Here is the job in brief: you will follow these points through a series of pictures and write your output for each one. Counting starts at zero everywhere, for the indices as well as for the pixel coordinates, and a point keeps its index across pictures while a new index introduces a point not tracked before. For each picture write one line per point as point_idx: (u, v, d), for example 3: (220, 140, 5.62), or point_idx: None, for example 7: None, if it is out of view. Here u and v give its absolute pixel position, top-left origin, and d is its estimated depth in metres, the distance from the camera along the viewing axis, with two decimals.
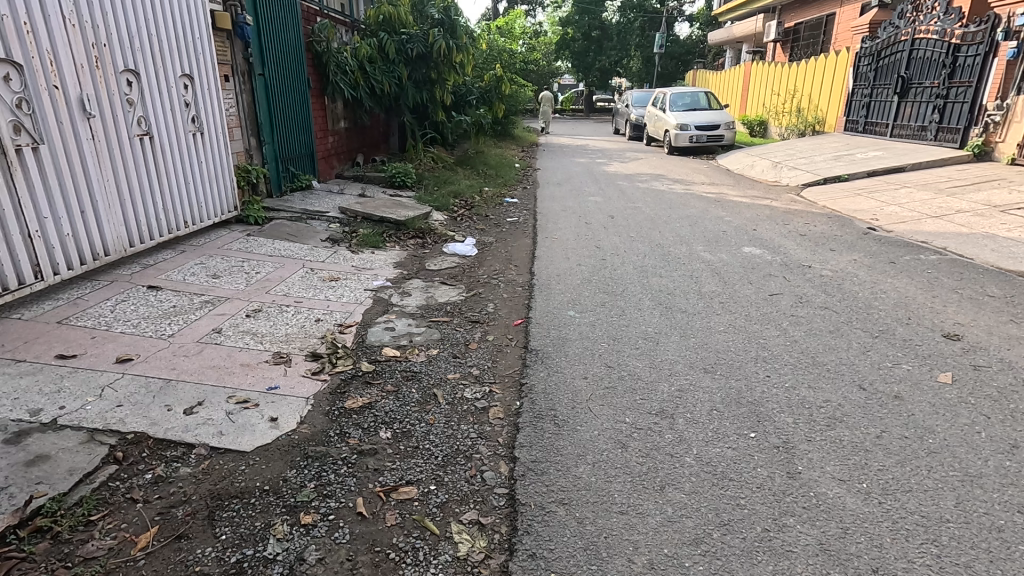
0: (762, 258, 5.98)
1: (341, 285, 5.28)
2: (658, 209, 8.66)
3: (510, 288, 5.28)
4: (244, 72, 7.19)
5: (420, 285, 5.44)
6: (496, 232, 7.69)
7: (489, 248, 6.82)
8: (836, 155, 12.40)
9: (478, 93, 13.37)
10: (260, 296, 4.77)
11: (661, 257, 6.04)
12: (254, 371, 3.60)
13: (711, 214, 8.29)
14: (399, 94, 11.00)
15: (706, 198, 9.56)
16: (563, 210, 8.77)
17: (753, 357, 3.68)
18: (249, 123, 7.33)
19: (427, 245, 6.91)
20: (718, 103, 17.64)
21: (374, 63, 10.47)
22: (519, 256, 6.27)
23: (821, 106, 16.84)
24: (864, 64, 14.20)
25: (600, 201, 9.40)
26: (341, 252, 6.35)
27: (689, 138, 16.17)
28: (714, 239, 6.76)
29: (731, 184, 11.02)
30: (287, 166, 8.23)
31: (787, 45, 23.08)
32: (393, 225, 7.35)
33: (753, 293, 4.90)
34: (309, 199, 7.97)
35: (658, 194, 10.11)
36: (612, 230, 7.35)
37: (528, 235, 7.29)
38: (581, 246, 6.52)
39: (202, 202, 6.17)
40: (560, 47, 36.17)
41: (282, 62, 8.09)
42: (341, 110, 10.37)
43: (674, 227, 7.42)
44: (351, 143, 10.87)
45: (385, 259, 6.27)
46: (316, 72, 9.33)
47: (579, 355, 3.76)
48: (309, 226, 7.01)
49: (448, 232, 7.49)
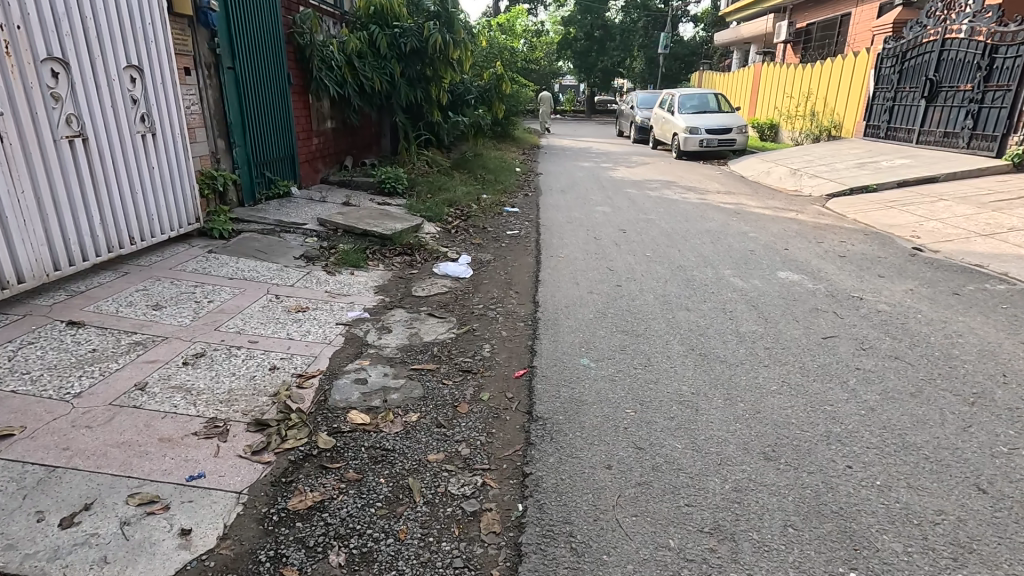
0: (803, 286, 5.17)
1: (309, 318, 4.44)
2: (673, 222, 7.84)
3: (509, 323, 4.45)
4: (211, 64, 6.34)
5: (403, 318, 4.60)
6: (493, 248, 6.85)
7: (487, 268, 5.99)
8: (859, 163, 11.59)
9: (477, 92, 12.44)
10: (206, 335, 3.93)
11: (685, 283, 5.23)
12: (175, 449, 2.76)
13: (733, 228, 7.49)
14: (392, 93, 10.15)
15: (725, 209, 8.74)
16: (568, 222, 7.94)
17: (823, 433, 2.87)
18: (217, 123, 6.48)
19: (416, 264, 6.07)
20: (728, 106, 16.84)
21: (364, 58, 9.63)
22: (520, 281, 5.44)
23: (838, 110, 16.03)
24: (886, 66, 13.42)
25: (608, 212, 8.58)
26: (316, 273, 5.51)
27: (698, 143, 15.36)
28: (743, 261, 5.94)
29: (749, 194, 10.20)
30: (263, 170, 7.40)
31: (798, 46, 22.30)
32: (378, 239, 6.50)
33: (802, 334, 4.09)
34: (286, 209, 7.12)
35: (672, 204, 9.30)
36: (625, 247, 6.52)
37: (530, 253, 6.46)
38: (592, 268, 5.70)
39: (155, 214, 5.32)
40: (562, 47, 35.30)
41: (257, 55, 7.25)
42: (327, 109, 9.55)
43: (694, 244, 6.59)
44: (338, 144, 10.05)
45: (365, 282, 5.43)
46: (299, 67, 8.50)
47: (599, 431, 2.93)
48: (282, 241, 6.17)
49: (440, 248, 6.66)
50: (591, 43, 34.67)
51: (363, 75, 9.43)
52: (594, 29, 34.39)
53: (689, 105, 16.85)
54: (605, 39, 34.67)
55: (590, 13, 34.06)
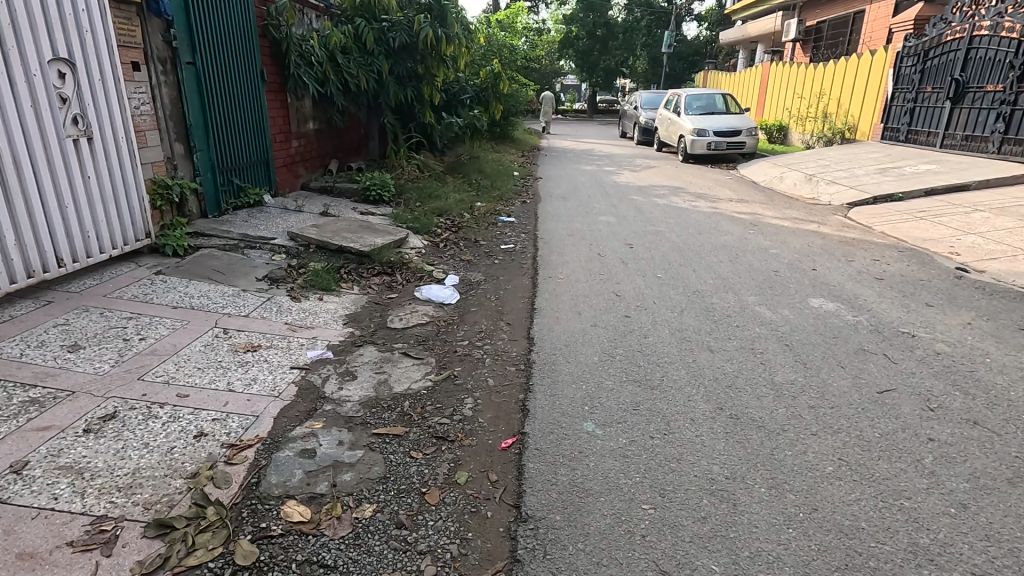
0: (841, 317, 4.44)
1: (259, 360, 3.72)
2: (684, 235, 7.12)
3: (498, 367, 3.72)
4: (167, 58, 5.63)
5: (371, 360, 3.87)
6: (485, 266, 6.14)
7: (476, 291, 5.28)
8: (879, 168, 10.86)
9: (473, 91, 11.70)
10: (124, 387, 3.22)
11: (705, 314, 4.50)
12: (34, 572, 2.04)
13: (751, 242, 6.77)
14: (379, 92, 9.44)
15: (740, 220, 8.01)
16: (569, 234, 7.22)
17: (907, 549, 2.15)
18: (175, 124, 5.76)
19: (395, 287, 5.35)
20: (737, 107, 16.11)
21: (349, 53, 8.92)
22: (513, 309, 4.72)
23: (852, 111, 15.29)
24: (906, 65, 12.71)
25: (612, 222, 7.88)
26: (278, 298, 4.79)
27: (706, 145, 14.63)
28: (768, 285, 5.21)
29: (764, 202, 9.47)
30: (229, 176, 6.69)
31: (808, 45, 21.57)
32: (355, 256, 5.79)
33: (853, 387, 3.36)
34: (255, 221, 6.40)
35: (681, 213, 8.58)
36: (633, 266, 5.80)
37: (526, 272, 5.74)
38: (596, 293, 4.98)
39: (90, 231, 4.60)
40: (563, 45, 34.27)
41: (222, 49, 6.54)
42: (308, 108, 8.85)
43: (710, 263, 5.87)
44: (321, 148, 9.36)
45: (335, 310, 4.71)
46: (275, 63, 7.79)
47: (607, 543, 2.21)
48: (244, 260, 5.45)
49: (425, 265, 5.94)
50: (593, 41, 33.93)
51: (347, 72, 8.71)
52: (596, 27, 33.63)
53: (696, 106, 16.13)
54: (607, 38, 33.93)
55: (592, 11, 33.31)
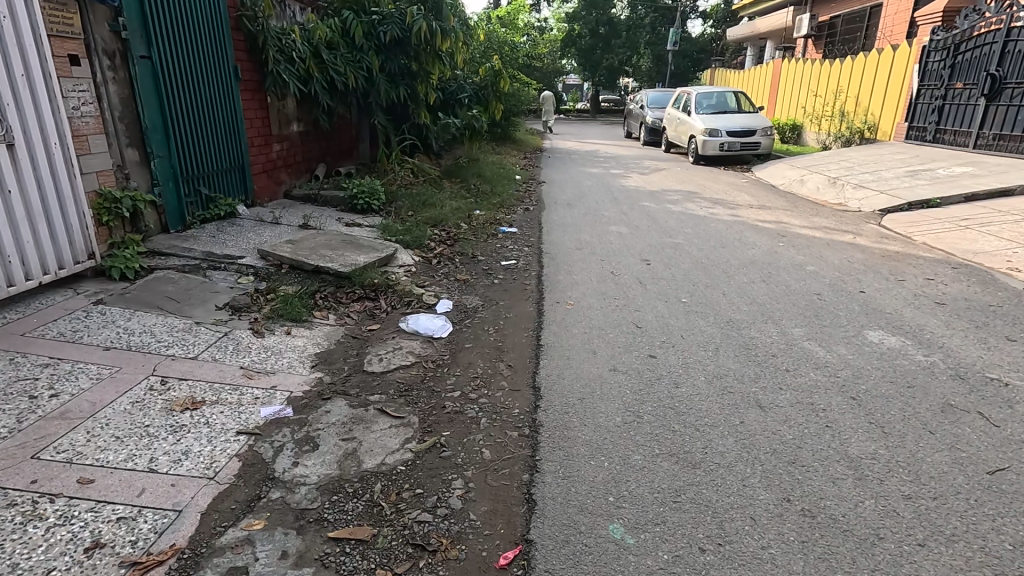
0: (910, 357, 3.70)
1: (198, 423, 2.98)
2: (706, 249, 6.37)
3: (496, 431, 2.97)
4: (116, 51, 4.91)
5: (339, 421, 3.12)
6: (483, 287, 5.40)
7: (473, 321, 4.54)
8: (910, 170, 10.09)
9: (472, 90, 10.96)
10: (10, 471, 2.48)
11: (745, 354, 3.76)
12: None
13: (783, 258, 6.02)
14: (369, 90, 8.72)
15: (766, 231, 7.25)
16: (576, 248, 6.47)
17: None
18: (126, 127, 5.03)
19: (378, 315, 4.62)
20: (750, 105, 15.34)
21: (335, 48, 8.18)
22: (515, 347, 3.98)
23: (873, 109, 14.48)
24: (934, 60, 11.98)
25: (623, 233, 7.14)
26: (237, 333, 4.05)
27: (718, 146, 13.88)
28: (813, 313, 4.46)
29: (788, 209, 8.72)
30: (196, 185, 5.96)
31: (821, 41, 20.76)
32: (334, 278, 5.05)
33: (955, 464, 2.61)
34: (223, 236, 5.67)
35: (700, 222, 7.83)
36: (653, 288, 5.06)
37: (530, 296, 5.00)
38: (613, 324, 4.23)
39: (10, 255, 3.87)
40: (566, 44, 33.63)
41: (185, 41, 5.79)
42: (291, 109, 8.13)
43: (741, 285, 5.13)
44: (306, 152, 8.65)
45: (304, 348, 3.97)
46: (252, 58, 7.05)
47: None
48: (205, 285, 4.72)
49: (414, 287, 5.21)
50: (596, 40, 33.12)
51: (332, 69, 7.97)
52: (599, 25, 32.80)
53: (707, 104, 15.35)
54: (610, 37, 33.14)
55: (595, 9, 32.47)
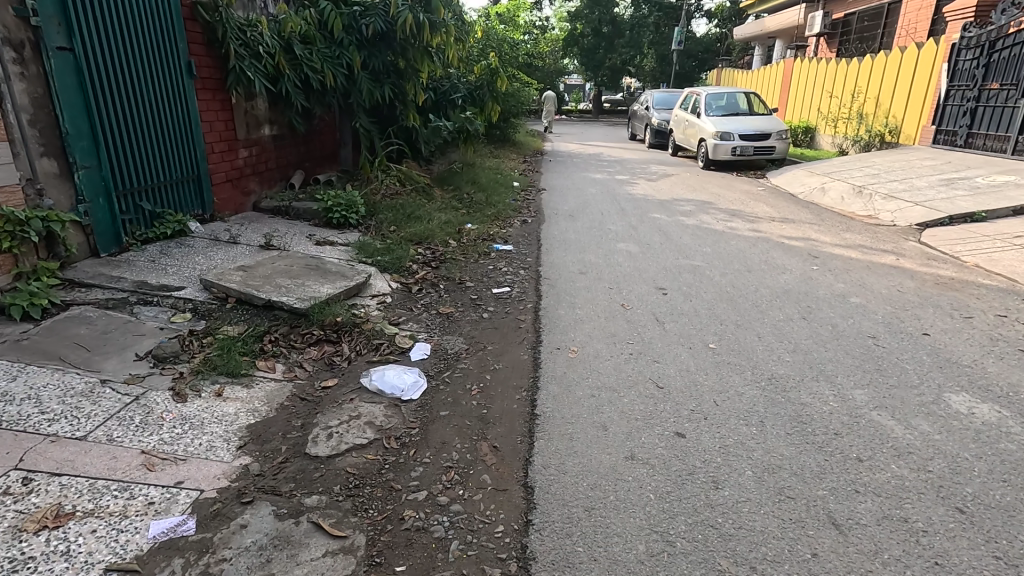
0: (1016, 438, 2.85)
1: (52, 555, 2.13)
2: (730, 274, 5.53)
3: (470, 568, 2.14)
4: (24, 41, 4.08)
5: (256, 544, 2.27)
6: (470, 323, 4.54)
7: (454, 373, 3.69)
8: (945, 179, 9.24)
9: (466, 90, 10.11)
10: None
11: (801, 432, 2.91)
12: None
13: (821, 286, 5.17)
14: (350, 90, 7.86)
15: (795, 250, 6.40)
16: (579, 272, 5.63)
17: None
18: (40, 133, 4.20)
19: (337, 366, 3.78)
20: (763, 107, 14.47)
21: (311, 43, 7.33)
22: (503, 417, 3.12)
23: (895, 111, 13.58)
24: (964, 58, 11.16)
25: (633, 252, 6.30)
26: (153, 396, 3.21)
27: (730, 150, 13.02)
28: (873, 367, 3.61)
29: (814, 222, 7.87)
30: (135, 200, 5.13)
31: (835, 39, 19.86)
32: (289, 315, 4.20)
33: None
34: (165, 261, 4.82)
35: (718, 238, 6.99)
36: (673, 328, 4.22)
37: (525, 338, 4.15)
38: (627, 385, 3.38)
39: None
40: (568, 44, 32.71)
41: (120, 30, 4.95)
42: (261, 110, 7.28)
43: (778, 325, 4.28)
44: (281, 157, 7.82)
45: (235, 417, 3.13)
46: (212, 53, 6.19)
47: None
48: (128, 326, 3.88)
49: (386, 325, 4.36)
50: (598, 39, 32.17)
51: (307, 66, 7.12)
52: (602, 24, 31.88)
53: (718, 106, 14.50)
54: (614, 36, 32.18)
55: (598, 7, 31.51)
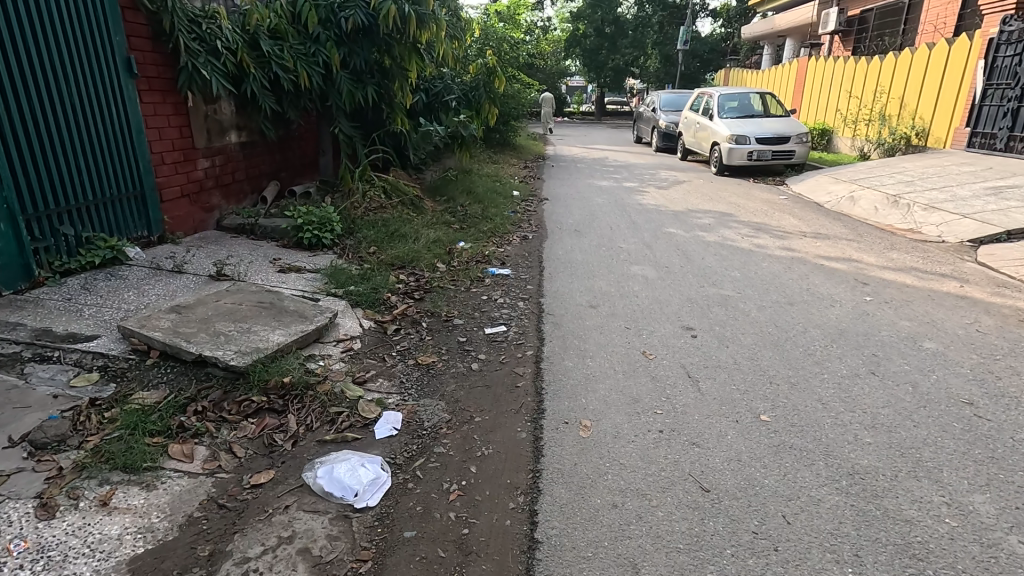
0: None
1: None
2: (767, 308, 4.66)
3: None
4: None
5: None
6: (455, 379, 3.65)
7: (429, 460, 2.81)
8: (991, 187, 8.35)
9: (460, 91, 9.26)
10: None
11: None
12: None
13: (882, 325, 4.28)
14: (327, 91, 7.00)
15: (838, 275, 5.50)
16: (588, 305, 4.75)
17: None
18: None
19: (278, 449, 2.90)
20: (780, 108, 13.55)
21: (282, 38, 6.47)
22: (491, 546, 2.25)
23: (923, 112, 12.71)
24: (1002, 55, 10.50)
25: (649, 278, 5.42)
26: (8, 511, 2.33)
27: (746, 155, 12.13)
28: (985, 454, 2.73)
29: (851, 238, 6.98)
30: (54, 222, 4.35)
31: (850, 37, 18.90)
32: (225, 374, 3.32)
33: None
34: (84, 301, 3.95)
35: (746, 259, 6.10)
36: (710, 390, 3.34)
37: (524, 404, 3.27)
38: (659, 488, 2.51)
39: None
40: (570, 44, 31.90)
41: (27, 21, 4.10)
42: (226, 114, 6.43)
43: (842, 383, 3.39)
44: (251, 167, 6.98)
45: (116, 544, 2.23)
46: (159, 49, 5.32)
47: None
48: (10, 394, 3.01)
49: (349, 384, 3.47)
50: (601, 39, 31.28)
51: (276, 64, 6.25)
52: (605, 24, 31.07)
53: (731, 108, 13.60)
54: (617, 36, 31.28)
55: (600, 8, 30.66)
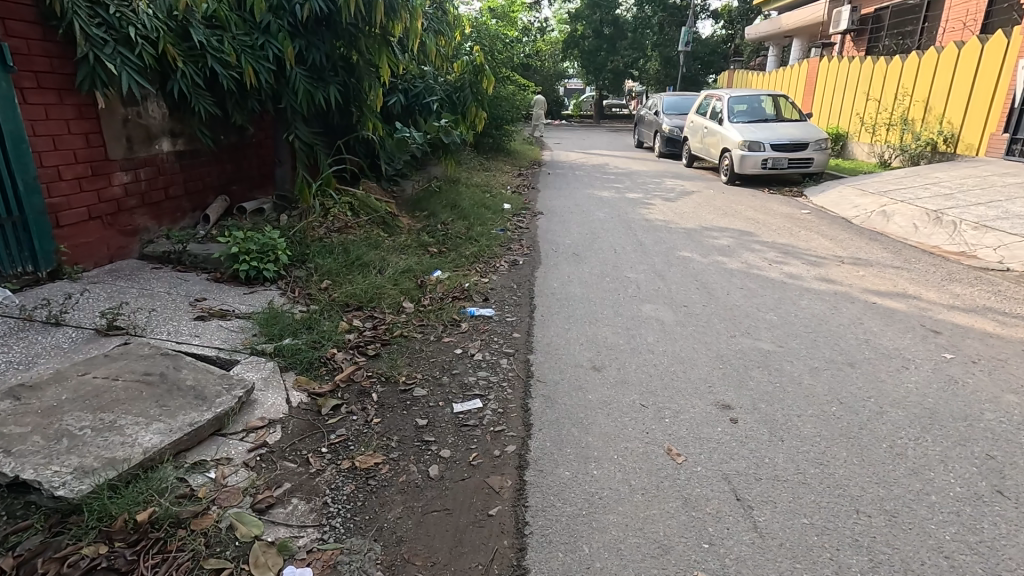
0: None
1: None
2: (821, 371, 3.60)
3: None
4: None
5: None
6: (403, 498, 2.56)
7: None
8: None
9: (442, 92, 8.23)
10: None
11: None
12: None
13: (982, 401, 3.22)
14: (281, 92, 5.92)
15: (899, 319, 4.45)
16: (590, 366, 3.67)
17: None
18: None
19: None
20: (794, 112, 12.51)
21: (222, 27, 5.41)
22: None
23: (951, 116, 11.73)
24: None
25: (665, 324, 4.36)
26: None
27: (759, 162, 11.09)
28: None
29: (898, 265, 5.93)
30: None
31: (863, 37, 17.86)
32: (52, 508, 2.23)
33: None
34: None
35: (780, 294, 5.05)
36: (772, 528, 2.28)
37: (497, 553, 2.22)
38: None
39: None
40: (568, 45, 30.94)
41: None
42: (156, 118, 5.35)
43: (963, 517, 2.32)
44: (190, 180, 5.91)
45: None
46: (52, 39, 4.26)
47: None
48: None
49: (244, 512, 2.38)
50: (600, 41, 30.25)
51: (212, 58, 5.18)
52: (604, 25, 30.11)
53: (741, 111, 12.56)
54: (616, 38, 30.27)
55: (599, 8, 29.67)
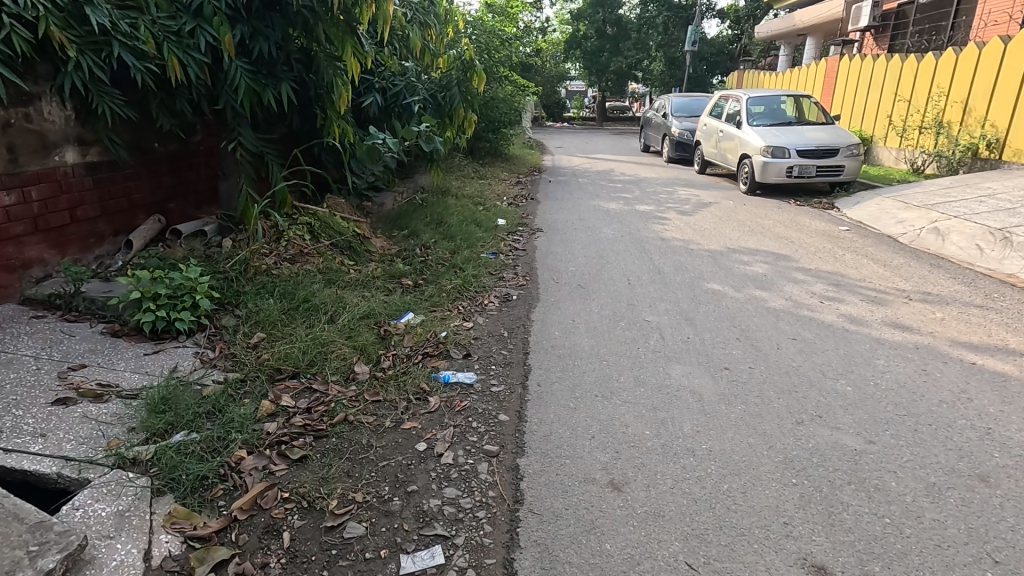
0: None
1: None
2: (943, 491, 2.49)
3: None
4: None
5: None
6: None
7: None
8: None
9: (425, 91, 7.15)
10: None
11: None
12: None
13: None
14: (219, 90, 4.82)
15: (1017, 391, 3.33)
16: (609, 484, 2.55)
17: None
18: None
19: None
20: (819, 114, 11.38)
21: (138, 9, 4.32)
22: None
23: (995, 118, 10.57)
24: None
25: (703, 401, 3.24)
26: None
27: (784, 170, 9.97)
28: None
29: (981, 303, 4.80)
30: None
31: (885, 34, 16.71)
32: None
33: None
34: None
35: (845, 348, 3.93)
36: None
37: None
38: None
39: None
40: (570, 46, 29.89)
41: None
42: (54, 123, 4.26)
43: None
44: (110, 198, 4.80)
45: None
46: None
47: None
48: None
49: None
50: (603, 41, 29.22)
51: (121, 45, 4.08)
52: (606, 25, 29.05)
53: (760, 113, 11.43)
54: (620, 38, 29.21)
55: (602, 7, 28.62)
